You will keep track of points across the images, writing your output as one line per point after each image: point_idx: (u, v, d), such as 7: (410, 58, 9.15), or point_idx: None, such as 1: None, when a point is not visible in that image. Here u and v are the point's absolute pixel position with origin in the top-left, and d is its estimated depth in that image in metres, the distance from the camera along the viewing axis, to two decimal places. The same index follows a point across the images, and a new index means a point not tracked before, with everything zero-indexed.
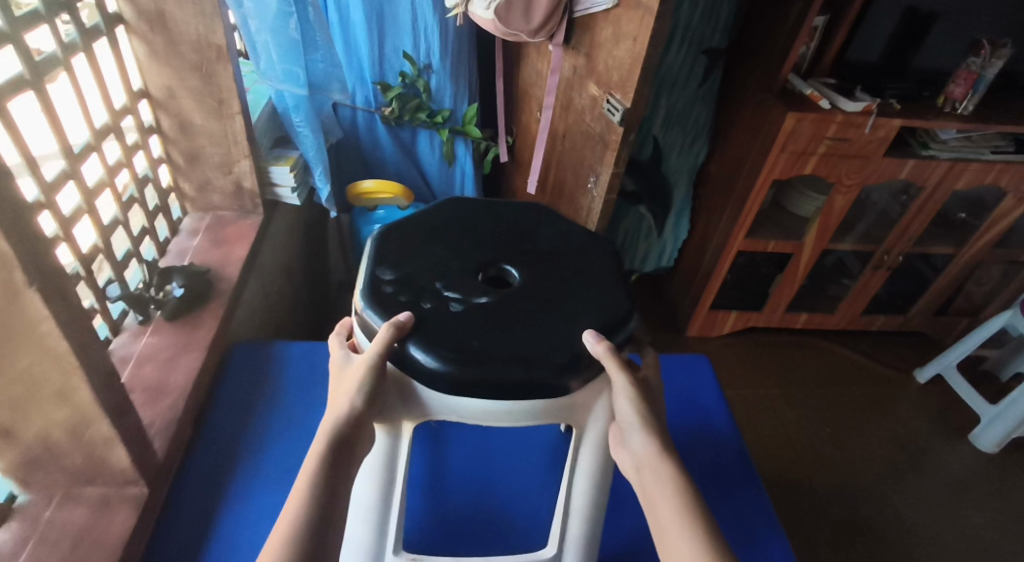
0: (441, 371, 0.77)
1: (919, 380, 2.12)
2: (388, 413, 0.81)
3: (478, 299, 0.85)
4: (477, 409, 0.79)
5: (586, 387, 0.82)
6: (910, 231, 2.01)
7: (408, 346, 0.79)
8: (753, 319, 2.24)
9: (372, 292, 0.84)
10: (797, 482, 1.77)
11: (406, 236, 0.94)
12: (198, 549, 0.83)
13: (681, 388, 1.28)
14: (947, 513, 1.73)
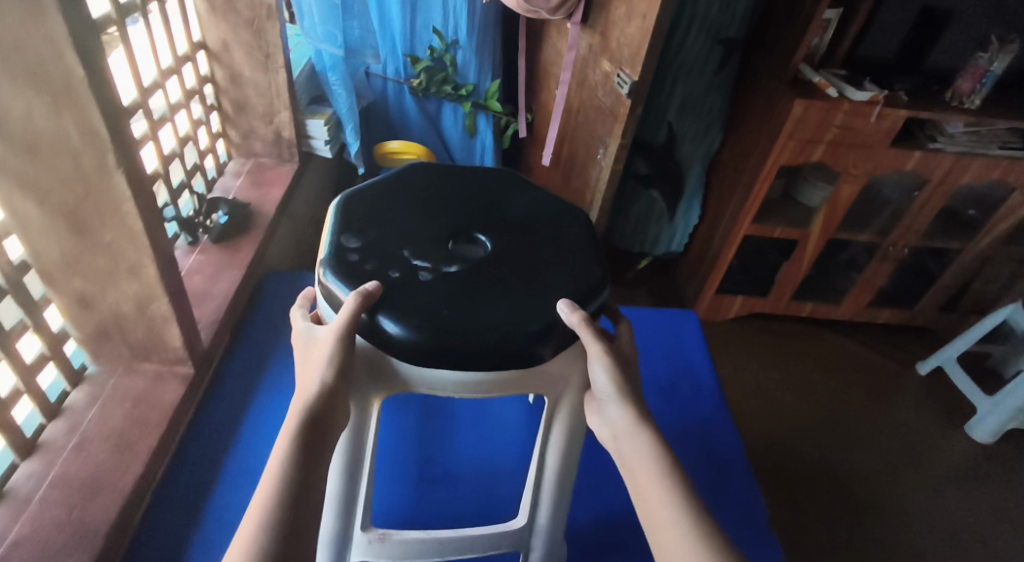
0: (410, 342, 0.73)
1: (920, 371, 1.91)
2: (360, 387, 0.77)
3: (448, 268, 0.80)
4: (451, 381, 0.76)
5: (559, 356, 0.80)
6: (918, 223, 1.80)
7: (375, 317, 0.74)
8: (759, 306, 2.01)
9: (336, 262, 0.79)
10: (791, 476, 1.58)
11: (372, 203, 0.88)
12: (217, 465, 0.92)
13: (674, 360, 1.32)
14: (951, 509, 1.55)
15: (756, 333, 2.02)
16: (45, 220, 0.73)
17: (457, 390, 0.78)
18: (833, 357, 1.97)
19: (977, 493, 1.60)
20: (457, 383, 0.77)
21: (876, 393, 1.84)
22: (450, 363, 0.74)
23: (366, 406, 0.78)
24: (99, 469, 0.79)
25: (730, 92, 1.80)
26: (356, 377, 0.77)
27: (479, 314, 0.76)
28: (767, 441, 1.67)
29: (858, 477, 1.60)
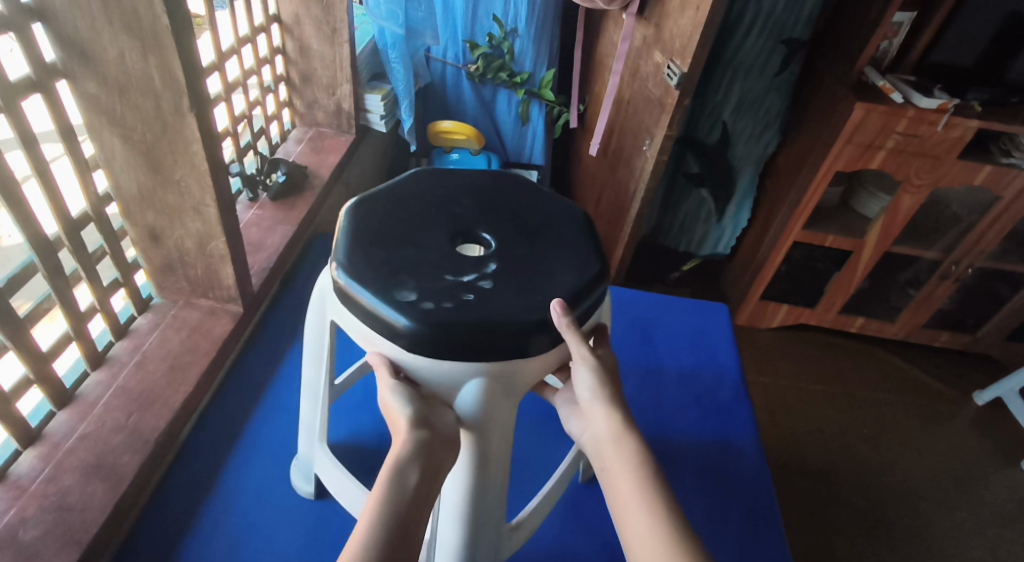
0: (545, 327, 0.68)
1: (977, 401, 1.72)
2: (477, 410, 0.68)
3: (487, 268, 0.71)
4: (556, 355, 0.71)
5: (550, 352, 0.70)
6: (984, 241, 1.64)
7: (497, 334, 0.65)
8: (806, 316, 1.88)
9: (414, 321, 0.65)
10: (818, 493, 1.45)
11: (359, 248, 0.72)
12: (242, 422, 0.97)
13: (696, 339, 1.22)
14: (999, 549, 1.38)
15: (802, 346, 1.89)
16: (127, 154, 0.83)
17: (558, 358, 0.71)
18: (884, 375, 1.80)
19: None
20: (554, 360, 0.71)
21: (923, 416, 1.68)
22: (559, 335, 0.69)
23: (488, 431, 0.70)
24: (154, 385, 0.88)
25: (790, 93, 1.69)
26: (463, 409, 0.69)
27: (560, 291, 0.71)
28: (791, 453, 1.53)
29: (901, 497, 1.46)
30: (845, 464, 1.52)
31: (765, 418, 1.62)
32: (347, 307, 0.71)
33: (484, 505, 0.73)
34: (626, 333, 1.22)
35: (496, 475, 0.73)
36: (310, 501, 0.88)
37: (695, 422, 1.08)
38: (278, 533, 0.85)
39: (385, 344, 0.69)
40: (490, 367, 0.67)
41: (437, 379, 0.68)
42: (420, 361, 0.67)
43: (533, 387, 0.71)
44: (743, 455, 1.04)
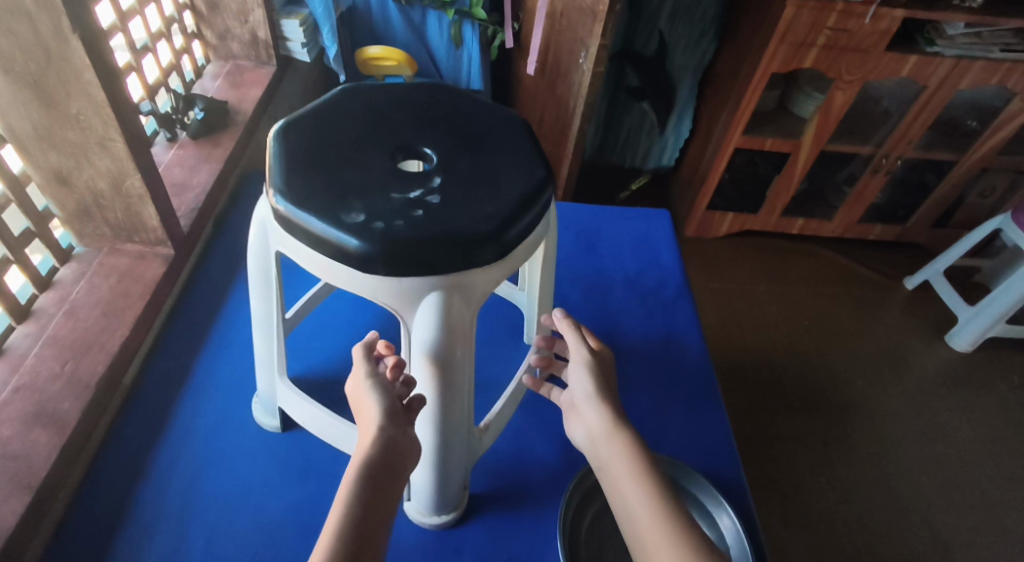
0: (498, 237, 0.57)
1: (907, 286, 1.82)
2: (436, 324, 0.57)
3: (432, 183, 0.60)
4: (518, 255, 0.61)
5: (504, 262, 0.59)
6: (911, 133, 1.68)
7: (458, 246, 0.55)
8: (750, 223, 1.91)
9: (367, 246, 0.54)
10: (762, 381, 1.52)
11: (294, 168, 0.59)
12: (188, 362, 0.95)
13: (641, 245, 1.23)
14: (926, 414, 1.49)
15: (748, 251, 1.94)
16: (13, 89, 0.78)
17: (512, 266, 0.61)
18: (822, 270, 1.88)
19: (955, 399, 1.53)
20: (514, 261, 0.61)
21: (859, 304, 1.77)
22: (524, 233, 0.60)
23: (452, 339, 0.58)
24: (88, 332, 0.86)
25: None
26: (418, 323, 0.58)
27: (520, 191, 0.60)
28: (739, 349, 1.60)
29: (839, 378, 1.55)
30: (788, 354, 1.59)
31: (713, 318, 1.68)
32: (291, 236, 0.59)
33: (454, 410, 0.64)
34: (572, 245, 1.22)
35: (465, 382, 0.63)
36: (278, 435, 0.87)
37: (641, 323, 1.09)
38: (240, 463, 0.85)
39: (334, 268, 0.57)
40: (446, 278, 0.57)
41: (388, 293, 0.57)
42: (376, 284, 0.57)
43: (494, 290, 0.60)
44: (688, 350, 1.06)
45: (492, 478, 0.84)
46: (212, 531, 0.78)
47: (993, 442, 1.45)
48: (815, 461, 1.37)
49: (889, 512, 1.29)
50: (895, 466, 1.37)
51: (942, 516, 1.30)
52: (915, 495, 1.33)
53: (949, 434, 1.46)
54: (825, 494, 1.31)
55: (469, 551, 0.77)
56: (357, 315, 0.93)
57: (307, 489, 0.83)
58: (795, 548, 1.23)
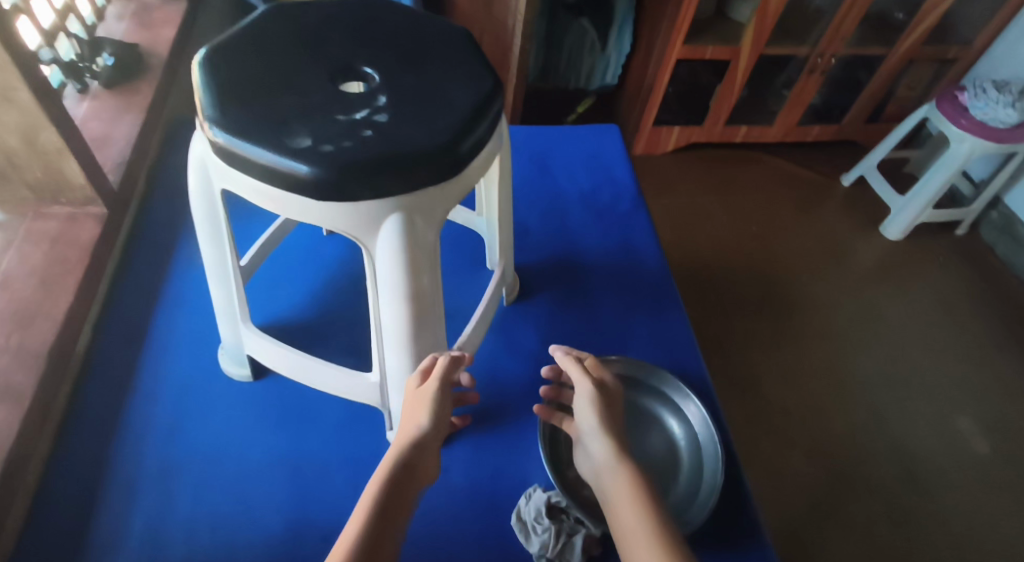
0: (452, 150, 0.53)
1: (846, 184, 1.88)
2: (401, 250, 0.55)
3: (379, 101, 0.55)
4: (475, 171, 0.59)
5: (461, 178, 0.57)
6: (844, 29, 1.70)
7: (414, 161, 0.52)
8: (696, 134, 1.92)
9: (316, 169, 0.50)
10: (715, 286, 1.57)
11: (228, 98, 0.54)
12: (142, 322, 0.88)
13: (593, 162, 1.22)
14: (867, 301, 1.57)
15: (698, 163, 1.95)
16: None
17: (470, 184, 0.59)
18: (767, 175, 1.92)
19: (893, 285, 1.62)
20: (471, 178, 0.59)
21: (802, 205, 1.83)
22: (481, 145, 0.57)
23: (418, 261, 0.56)
24: (28, 302, 0.80)
25: None
26: (382, 250, 0.56)
27: (471, 102, 0.57)
28: (693, 259, 1.64)
29: (787, 276, 1.61)
30: (740, 259, 1.64)
31: (667, 231, 1.70)
32: (235, 170, 0.55)
33: (427, 333, 0.63)
34: (525, 167, 1.19)
35: (434, 303, 0.61)
36: (251, 383, 0.81)
37: (599, 237, 1.09)
38: (213, 415, 0.79)
39: (286, 199, 0.54)
40: (406, 199, 0.54)
41: (347, 222, 0.54)
42: (333, 211, 0.53)
43: (454, 208, 0.58)
44: (646, 259, 1.07)
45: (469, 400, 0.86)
46: (197, 483, 0.73)
47: (926, 319, 1.55)
48: (771, 357, 1.44)
49: (836, 392, 1.38)
50: (839, 351, 1.46)
51: (879, 388, 1.40)
52: (857, 374, 1.42)
53: (890, 317, 1.54)
54: (777, 383, 1.39)
55: (456, 470, 0.80)
56: (315, 255, 0.90)
57: (287, 433, 0.78)
58: (754, 434, 1.31)
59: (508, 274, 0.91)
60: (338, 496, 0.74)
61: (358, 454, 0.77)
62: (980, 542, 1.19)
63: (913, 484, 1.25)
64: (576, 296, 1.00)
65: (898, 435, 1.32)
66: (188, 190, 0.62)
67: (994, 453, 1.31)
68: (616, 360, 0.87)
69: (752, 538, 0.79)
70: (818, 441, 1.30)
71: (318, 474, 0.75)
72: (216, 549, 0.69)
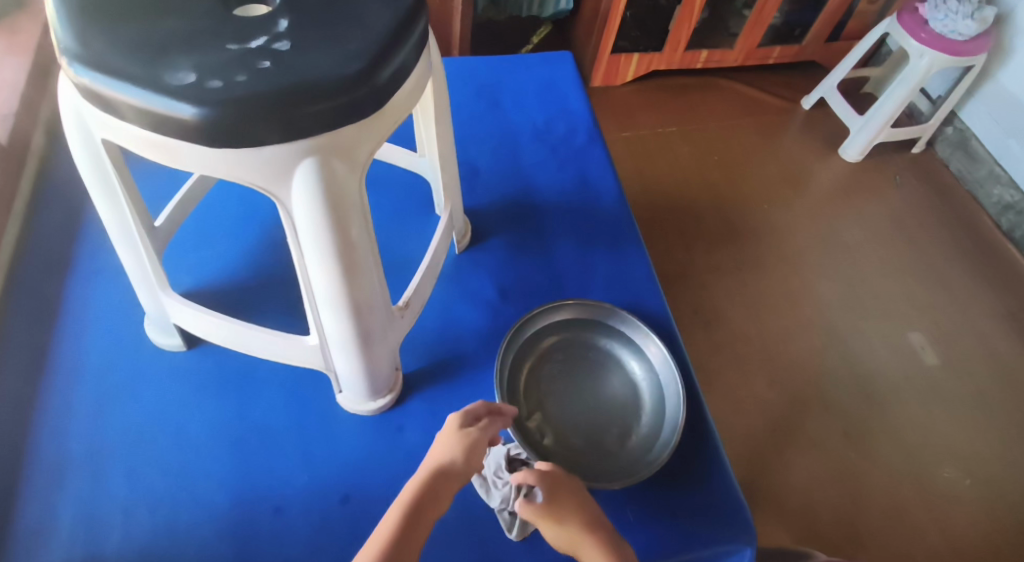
0: (366, 80, 0.47)
1: (805, 106, 1.84)
2: (318, 199, 0.48)
3: (279, 26, 0.48)
4: (400, 104, 0.52)
5: (383, 114, 0.50)
6: None
7: (319, 95, 0.45)
8: (656, 62, 1.84)
9: (204, 111, 0.43)
10: (675, 219, 1.53)
11: (95, 30, 0.46)
12: (55, 291, 0.79)
13: (544, 93, 1.15)
14: (827, 226, 1.56)
15: (658, 91, 1.88)
16: None
17: (395, 119, 0.52)
18: (729, 102, 1.86)
19: (852, 208, 1.61)
20: (396, 112, 0.52)
21: (763, 130, 1.78)
22: (402, 75, 0.50)
23: (343, 211, 0.50)
24: None
25: None
26: (298, 201, 0.49)
27: (387, 25, 0.50)
28: (653, 191, 1.59)
29: (748, 205, 1.58)
30: (702, 189, 1.61)
31: (627, 164, 1.65)
32: (113, 117, 0.47)
33: (362, 290, 0.57)
34: (472, 101, 1.12)
35: (367, 256, 0.55)
36: (184, 351, 0.75)
37: (554, 174, 1.04)
38: (141, 390, 0.72)
39: (178, 150, 0.47)
40: (320, 140, 0.47)
41: (251, 171, 0.47)
42: (234, 159, 0.47)
43: (379, 147, 0.51)
44: (602, 195, 1.02)
45: (422, 353, 0.82)
46: (132, 461, 0.68)
47: (882, 239, 1.55)
48: (732, 288, 1.42)
49: (794, 317, 1.39)
50: (798, 276, 1.45)
51: (836, 310, 1.40)
52: (816, 297, 1.42)
53: (849, 241, 1.54)
54: (739, 312, 1.39)
55: (412, 428, 0.75)
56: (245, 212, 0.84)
57: (228, 401, 0.73)
58: (716, 363, 1.31)
59: (457, 216, 0.86)
60: (285, 468, 0.70)
61: (304, 422, 0.73)
62: (930, 450, 1.22)
63: (866, 399, 1.28)
64: (532, 237, 0.95)
65: (854, 354, 1.34)
66: (70, 148, 0.53)
67: (942, 364, 1.34)
68: (571, 302, 0.83)
69: (715, 475, 0.78)
70: (779, 366, 1.31)
71: (263, 443, 0.71)
72: (159, 529, 0.65)
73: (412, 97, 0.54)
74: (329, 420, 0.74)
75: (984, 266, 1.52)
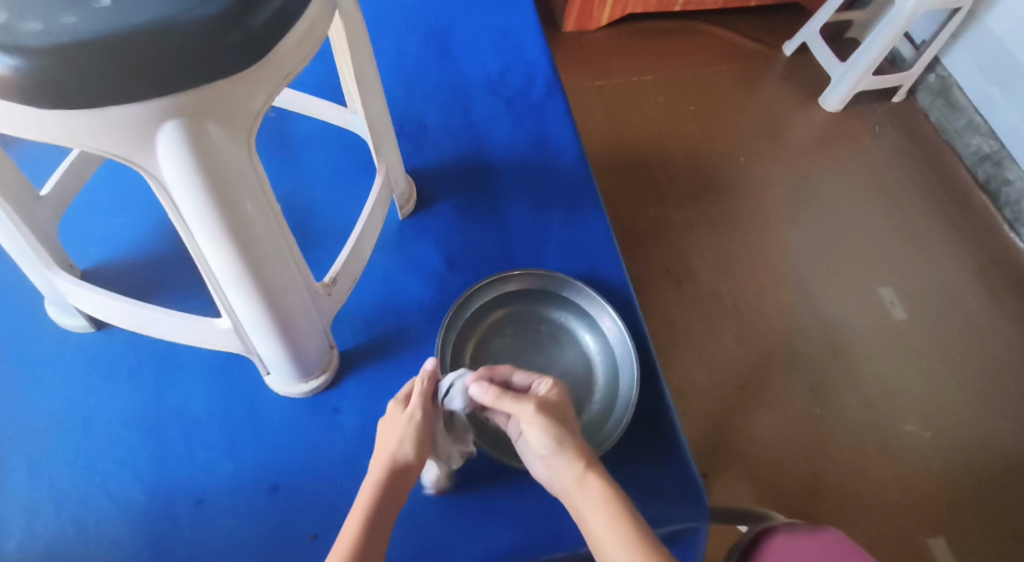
0: (229, 25, 0.39)
1: (786, 53, 1.76)
2: (192, 171, 0.42)
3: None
4: (292, 52, 0.45)
5: (266, 67, 0.43)
6: None
7: (166, 45, 0.37)
8: (632, 4, 1.72)
9: (19, 64, 0.36)
10: (645, 174, 1.46)
11: None
12: None
13: (499, 41, 1.05)
14: (802, 180, 1.50)
15: (632, 35, 1.77)
16: None
17: (287, 73, 0.45)
18: (706, 46, 1.77)
19: (829, 161, 1.55)
20: (286, 63, 0.44)
21: (739, 78, 1.70)
22: (287, 18, 0.42)
23: (227, 184, 0.43)
24: None
25: None
26: (169, 174, 0.42)
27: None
28: (623, 143, 1.52)
29: (722, 158, 1.52)
30: (675, 141, 1.53)
31: (597, 115, 1.56)
32: None
33: (267, 268, 0.51)
34: (421, 50, 1.02)
35: (267, 230, 0.49)
36: (92, 334, 0.70)
37: (509, 130, 0.96)
38: (48, 380, 0.68)
39: (17, 112, 0.40)
40: (181, 100, 0.40)
41: (104, 139, 0.40)
42: (81, 122, 0.40)
43: (264, 106, 0.44)
44: (561, 153, 0.95)
45: (361, 331, 0.76)
46: (38, 457, 0.64)
47: (856, 191, 1.50)
48: (702, 246, 1.37)
49: (766, 276, 1.34)
50: (770, 231, 1.41)
51: (807, 265, 1.36)
52: (788, 255, 1.37)
53: (824, 196, 1.48)
54: (709, 271, 1.34)
55: (348, 410, 0.70)
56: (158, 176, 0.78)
57: (144, 386, 0.68)
58: (684, 321, 1.27)
59: (396, 178, 0.78)
60: (207, 457, 0.66)
61: (229, 407, 0.69)
62: (895, 404, 1.20)
63: (834, 355, 1.25)
64: (485, 201, 0.89)
65: (823, 310, 1.30)
66: None
67: (910, 318, 1.31)
68: (519, 272, 0.78)
69: (669, 450, 0.75)
70: (748, 324, 1.27)
71: (185, 429, 0.67)
72: (68, 527, 0.61)
73: (309, 44, 0.46)
74: (258, 404, 0.69)
75: (957, 218, 1.48)
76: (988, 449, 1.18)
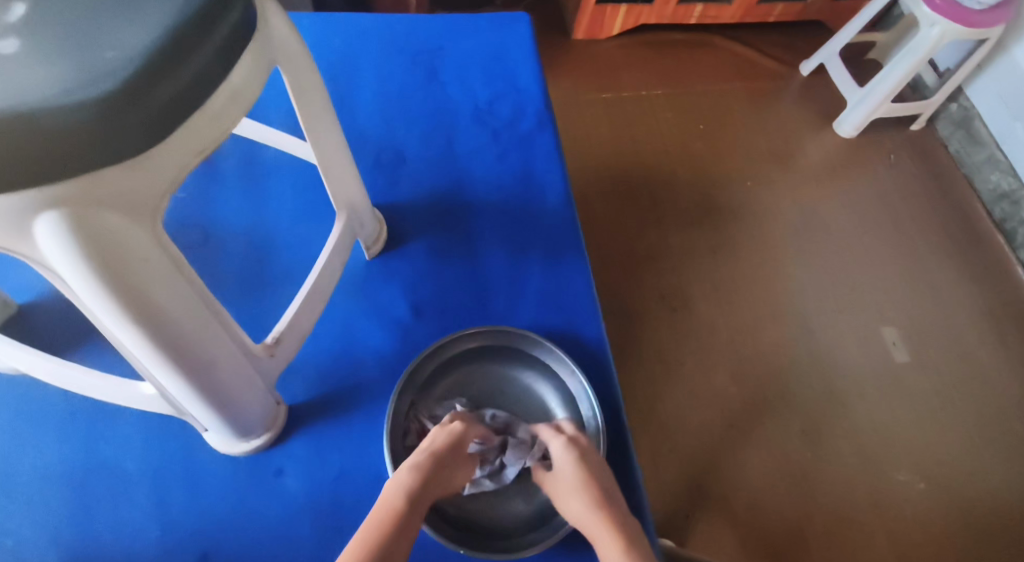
0: (123, 104, 0.37)
1: (803, 72, 1.68)
2: (79, 255, 0.38)
3: (10, 14, 0.39)
4: (204, 125, 0.44)
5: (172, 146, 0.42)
6: None
7: (46, 126, 0.36)
8: (645, 15, 1.65)
9: None
10: (648, 196, 1.40)
11: None
12: None
13: (490, 62, 1.00)
14: (811, 210, 1.44)
15: (644, 46, 1.70)
16: None
17: (199, 150, 0.44)
18: (720, 63, 1.69)
19: (840, 192, 1.48)
20: (197, 140, 0.44)
21: (753, 97, 1.63)
22: (194, 96, 0.42)
23: (124, 264, 0.40)
24: None
25: None
26: (60, 267, 0.39)
27: (166, 19, 0.40)
28: (627, 162, 1.45)
29: (727, 182, 1.45)
30: (680, 162, 1.47)
31: (600, 131, 1.50)
32: None
33: (194, 341, 0.47)
34: (406, 67, 0.97)
35: (186, 303, 0.45)
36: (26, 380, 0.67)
37: (493, 163, 0.91)
38: None
39: None
40: (67, 188, 0.37)
41: None
42: None
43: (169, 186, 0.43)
44: (546, 187, 0.90)
45: (313, 382, 0.71)
46: None
47: (867, 224, 1.43)
48: (701, 275, 1.31)
49: (766, 310, 1.28)
50: (773, 264, 1.34)
51: (809, 302, 1.30)
52: (790, 290, 1.31)
53: (833, 227, 1.42)
54: (705, 303, 1.28)
55: (291, 470, 0.66)
56: None
57: (72, 438, 0.64)
58: (675, 357, 1.21)
59: (364, 218, 0.74)
60: (133, 517, 0.62)
61: (160, 464, 0.64)
62: (890, 454, 1.15)
63: (830, 401, 1.19)
64: (460, 242, 0.84)
65: (822, 351, 1.24)
66: None
67: (913, 362, 1.25)
68: (475, 330, 0.73)
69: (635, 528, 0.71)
70: (743, 362, 1.21)
71: (113, 485, 0.63)
72: None
73: (228, 114, 0.45)
74: (193, 459, 0.65)
75: (972, 256, 1.41)
76: (987, 505, 1.12)
